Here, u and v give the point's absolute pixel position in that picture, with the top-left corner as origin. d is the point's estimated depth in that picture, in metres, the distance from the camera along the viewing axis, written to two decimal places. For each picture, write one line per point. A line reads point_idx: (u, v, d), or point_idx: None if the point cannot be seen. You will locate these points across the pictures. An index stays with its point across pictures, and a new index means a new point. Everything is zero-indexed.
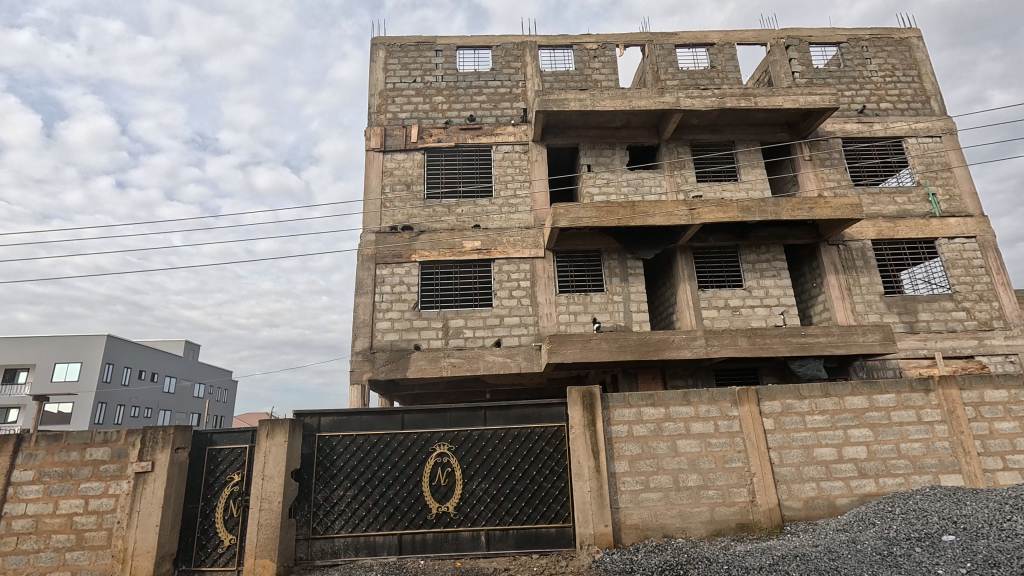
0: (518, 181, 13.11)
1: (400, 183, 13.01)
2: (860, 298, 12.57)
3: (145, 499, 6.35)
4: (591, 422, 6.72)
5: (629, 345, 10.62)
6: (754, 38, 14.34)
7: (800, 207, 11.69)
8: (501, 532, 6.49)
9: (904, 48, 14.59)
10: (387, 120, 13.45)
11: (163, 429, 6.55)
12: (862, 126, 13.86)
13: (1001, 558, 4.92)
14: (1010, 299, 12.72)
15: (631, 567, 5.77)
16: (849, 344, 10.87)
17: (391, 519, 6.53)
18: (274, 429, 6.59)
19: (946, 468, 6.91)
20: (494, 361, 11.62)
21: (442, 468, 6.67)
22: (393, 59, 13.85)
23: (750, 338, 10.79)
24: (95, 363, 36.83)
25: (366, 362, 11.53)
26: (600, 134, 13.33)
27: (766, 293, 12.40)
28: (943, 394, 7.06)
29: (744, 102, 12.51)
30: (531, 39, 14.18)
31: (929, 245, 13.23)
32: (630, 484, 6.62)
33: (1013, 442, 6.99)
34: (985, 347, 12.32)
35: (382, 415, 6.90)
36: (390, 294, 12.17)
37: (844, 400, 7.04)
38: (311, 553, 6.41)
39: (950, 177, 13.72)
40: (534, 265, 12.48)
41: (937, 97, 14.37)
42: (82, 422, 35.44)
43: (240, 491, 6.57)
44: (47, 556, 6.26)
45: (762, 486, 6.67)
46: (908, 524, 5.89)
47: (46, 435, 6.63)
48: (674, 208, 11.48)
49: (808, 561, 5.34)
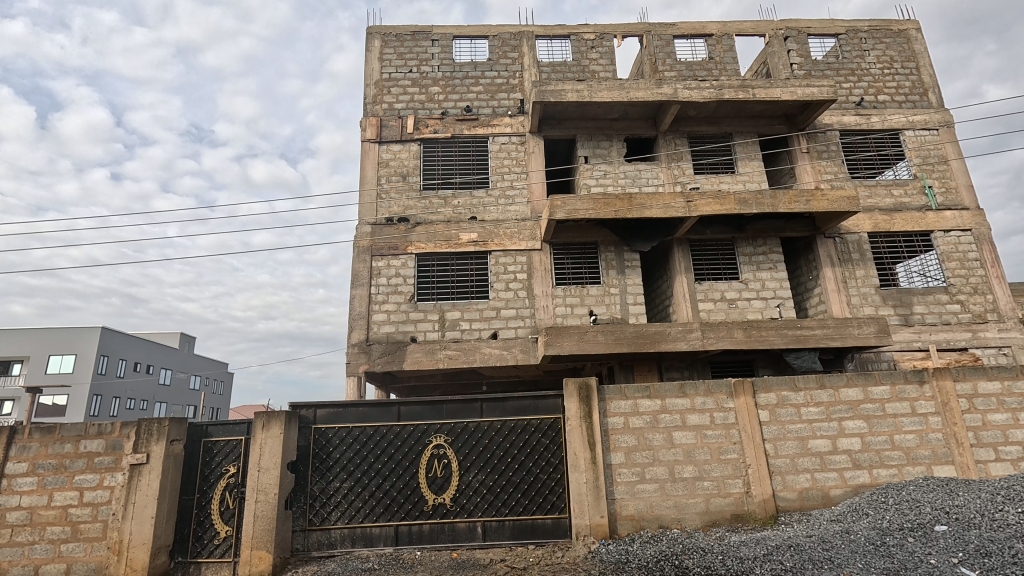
0: (515, 173, 13.04)
1: (396, 175, 12.92)
2: (856, 290, 12.62)
3: (140, 491, 6.33)
4: (587, 413, 6.73)
5: (626, 337, 10.63)
6: (752, 29, 14.24)
7: (797, 200, 11.67)
8: (497, 524, 6.51)
9: (902, 40, 14.53)
10: (382, 111, 13.33)
11: (158, 421, 6.52)
12: (859, 118, 13.83)
13: (992, 548, 4.96)
14: (1003, 291, 12.79)
15: (625, 557, 5.80)
16: (844, 337, 10.92)
17: (388, 510, 6.54)
18: (269, 420, 6.53)
19: (939, 460, 6.96)
20: (491, 353, 11.57)
21: (438, 460, 6.68)
22: (388, 49, 13.71)
23: (746, 330, 10.82)
24: (88, 355, 36.63)
25: (362, 354, 11.50)
26: (597, 126, 13.25)
27: (762, 285, 12.42)
28: (937, 385, 7.10)
29: (742, 93, 12.44)
30: (528, 29, 14.01)
31: (924, 238, 13.25)
32: (625, 475, 6.65)
33: (1006, 433, 7.04)
34: (978, 339, 12.40)
35: (378, 407, 6.89)
36: (386, 286, 12.13)
37: (838, 392, 7.08)
38: (308, 545, 6.44)
39: (947, 170, 13.74)
40: (531, 257, 12.45)
41: (934, 89, 14.34)
42: (78, 413, 35.39)
43: (236, 483, 6.55)
44: (42, 549, 6.24)
45: (757, 478, 6.71)
46: (900, 515, 5.94)
47: (39, 427, 6.57)
48: (671, 201, 11.42)
49: (802, 552, 5.38)
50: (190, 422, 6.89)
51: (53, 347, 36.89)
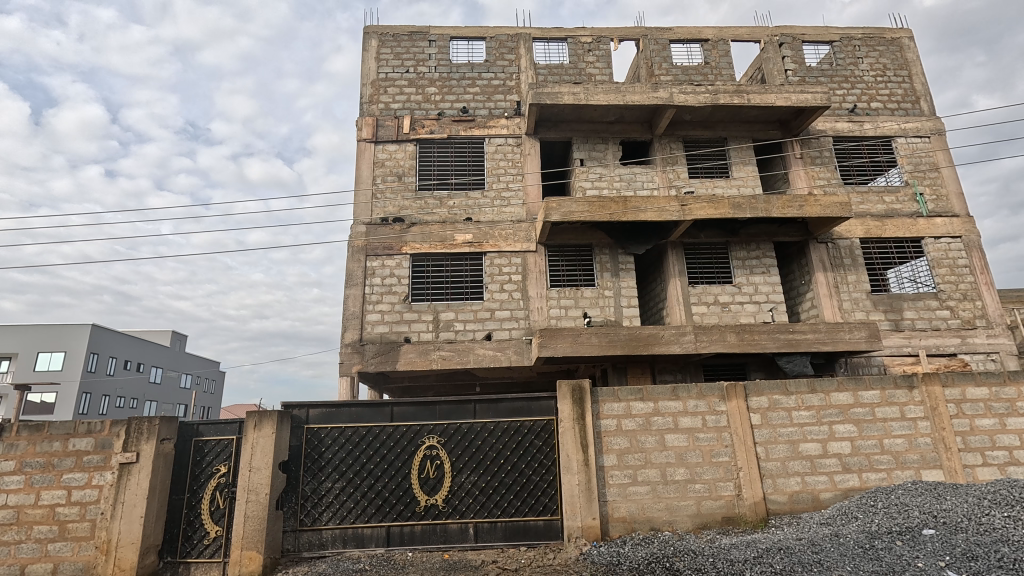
0: (510, 174, 13.07)
1: (391, 175, 12.90)
2: (847, 296, 12.72)
3: (130, 490, 6.28)
4: (580, 415, 6.74)
5: (619, 339, 10.67)
6: (748, 35, 14.34)
7: (790, 205, 11.76)
8: (490, 525, 6.51)
9: (895, 48, 14.68)
10: (379, 110, 13.32)
11: (148, 421, 6.46)
12: (852, 125, 13.97)
13: (978, 552, 5.02)
14: (992, 298, 12.94)
15: (617, 559, 5.82)
16: (836, 341, 11.00)
17: (380, 510, 6.52)
18: (261, 420, 6.50)
19: (928, 463, 7.03)
20: (485, 354, 11.60)
21: (431, 461, 6.68)
22: (384, 49, 13.70)
23: (739, 333, 10.86)
24: (77, 354, 36.34)
25: (355, 355, 11.49)
26: (593, 129, 13.29)
27: (755, 289, 12.49)
28: (926, 390, 7.18)
29: (736, 98, 12.53)
30: (526, 31, 14.06)
31: (915, 244, 13.40)
32: (618, 477, 6.67)
33: (993, 438, 7.12)
34: (967, 345, 12.52)
35: (370, 407, 6.89)
36: (380, 285, 12.10)
37: (829, 396, 7.13)
38: (299, 545, 6.40)
39: (938, 177, 13.89)
40: (526, 258, 12.48)
41: (926, 97, 14.51)
42: (67, 412, 35.18)
43: (227, 482, 6.52)
44: (28, 548, 6.18)
45: (748, 481, 6.74)
46: (888, 518, 5.99)
47: (27, 425, 6.50)
48: (666, 203, 11.50)
49: (792, 554, 5.42)
50: (180, 421, 6.84)
51: (43, 344, 36.61)
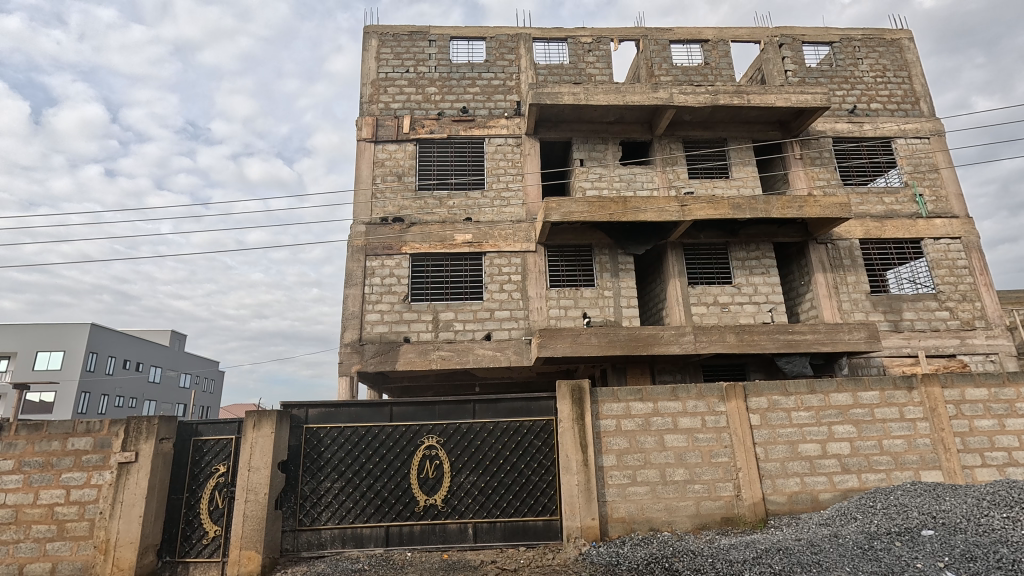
0: (510, 174, 13.07)
1: (391, 174, 12.90)
2: (847, 296, 12.72)
3: (128, 490, 6.28)
4: (580, 415, 6.73)
5: (619, 339, 10.67)
6: (748, 35, 14.34)
7: (789, 206, 11.76)
8: (489, 525, 6.51)
9: (895, 49, 14.69)
10: (378, 110, 13.31)
11: (147, 420, 6.45)
12: (852, 126, 13.98)
13: (977, 552, 5.02)
14: (992, 299, 12.95)
15: (616, 560, 5.81)
16: (835, 342, 11.00)
17: (379, 510, 6.52)
18: (260, 420, 6.49)
19: (927, 464, 7.03)
20: (484, 354, 11.59)
21: (431, 461, 6.67)
22: (384, 48, 13.69)
23: (738, 334, 10.87)
24: (76, 353, 36.34)
25: (355, 354, 11.49)
26: (592, 129, 13.30)
27: (754, 290, 12.49)
28: (926, 391, 7.18)
29: (736, 99, 12.54)
30: (526, 31, 14.06)
31: (915, 245, 13.41)
32: (617, 477, 6.67)
33: (992, 439, 7.12)
34: (966, 346, 12.53)
35: (370, 407, 6.89)
36: (379, 285, 12.09)
37: (829, 396, 7.13)
38: (298, 545, 6.40)
39: (937, 178, 13.90)
40: (526, 258, 12.48)
41: (926, 98, 14.52)
42: (66, 411, 35.16)
43: (226, 482, 6.51)
44: (27, 547, 6.17)
45: (747, 481, 6.74)
46: (887, 519, 5.99)
47: (26, 424, 6.50)
48: (666, 204, 11.50)
49: (791, 555, 5.42)
50: (179, 421, 6.84)
51: (42, 343, 36.59)
